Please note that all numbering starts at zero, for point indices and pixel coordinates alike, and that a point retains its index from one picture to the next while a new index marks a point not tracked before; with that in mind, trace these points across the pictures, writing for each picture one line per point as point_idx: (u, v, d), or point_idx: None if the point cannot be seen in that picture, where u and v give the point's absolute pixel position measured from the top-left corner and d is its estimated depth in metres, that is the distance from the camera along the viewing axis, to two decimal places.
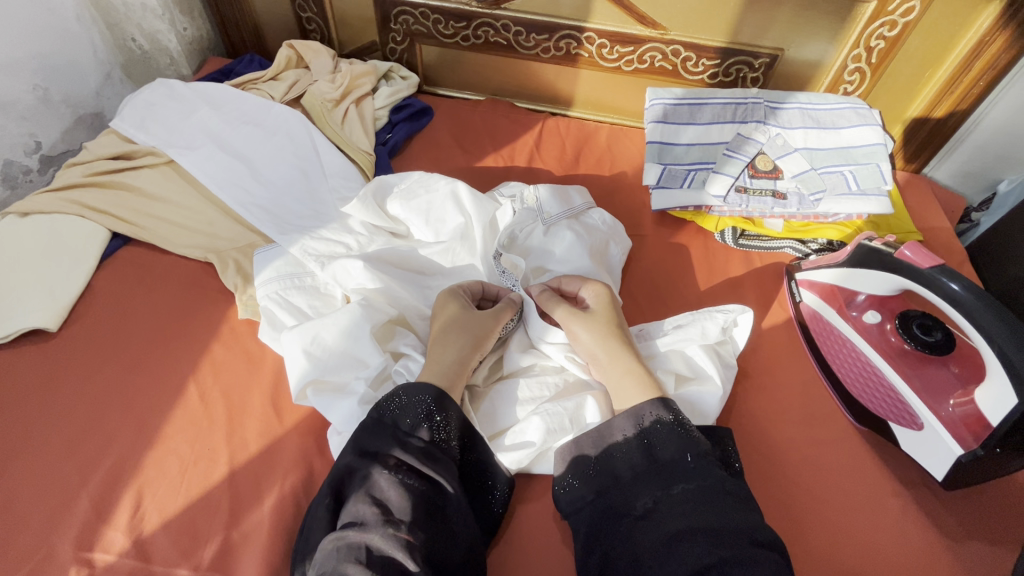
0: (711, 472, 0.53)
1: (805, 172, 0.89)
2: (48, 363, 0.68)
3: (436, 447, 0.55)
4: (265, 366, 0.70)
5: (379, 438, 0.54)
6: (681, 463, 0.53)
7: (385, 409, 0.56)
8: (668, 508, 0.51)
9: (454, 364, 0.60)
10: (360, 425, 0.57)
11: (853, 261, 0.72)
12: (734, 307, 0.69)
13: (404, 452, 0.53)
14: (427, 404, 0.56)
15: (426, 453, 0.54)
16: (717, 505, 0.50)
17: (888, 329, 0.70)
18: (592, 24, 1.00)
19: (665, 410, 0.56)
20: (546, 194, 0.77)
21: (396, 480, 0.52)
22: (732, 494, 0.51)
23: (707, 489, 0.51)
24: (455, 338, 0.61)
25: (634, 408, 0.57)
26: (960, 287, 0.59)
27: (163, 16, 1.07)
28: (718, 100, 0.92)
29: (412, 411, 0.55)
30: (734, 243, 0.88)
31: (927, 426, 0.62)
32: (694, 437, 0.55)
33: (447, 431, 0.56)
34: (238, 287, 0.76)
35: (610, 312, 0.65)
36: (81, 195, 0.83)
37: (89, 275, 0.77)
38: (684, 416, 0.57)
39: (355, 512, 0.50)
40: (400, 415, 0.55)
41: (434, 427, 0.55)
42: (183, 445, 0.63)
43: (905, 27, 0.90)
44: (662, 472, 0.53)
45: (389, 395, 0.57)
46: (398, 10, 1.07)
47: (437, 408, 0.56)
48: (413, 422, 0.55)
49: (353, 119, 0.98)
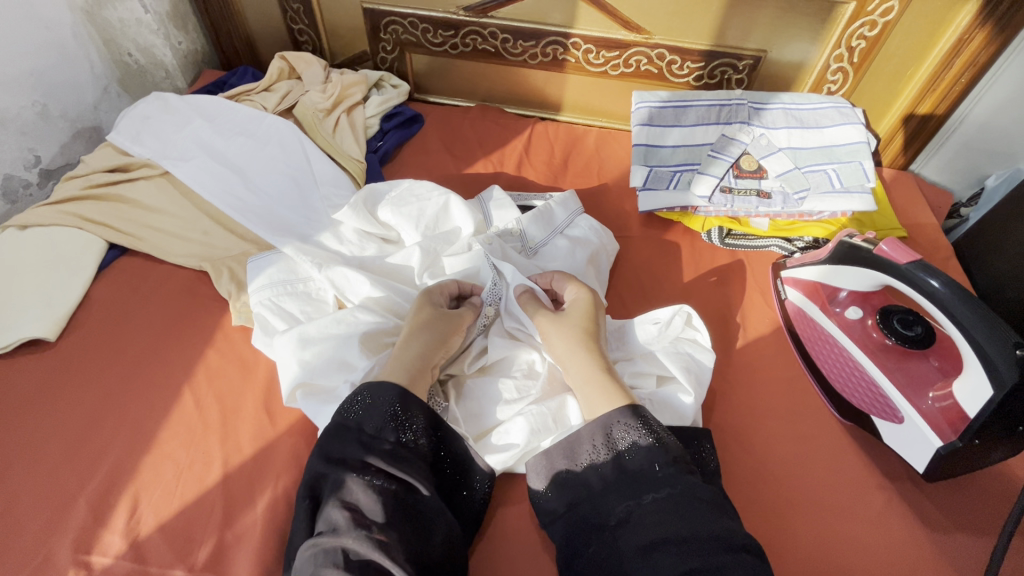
0: (681, 479, 0.53)
1: (789, 171, 0.90)
2: (48, 371, 0.70)
3: (403, 447, 0.55)
4: (258, 371, 0.72)
5: (344, 443, 0.55)
6: (649, 471, 0.54)
7: (347, 414, 0.56)
8: (640, 518, 0.51)
9: (418, 358, 0.61)
10: (324, 433, 0.57)
11: (834, 258, 0.72)
12: (666, 311, 0.69)
13: (371, 455, 0.54)
14: (390, 405, 0.56)
15: (393, 454, 0.54)
16: (691, 514, 0.50)
17: (870, 325, 0.71)
18: (577, 30, 1.01)
19: (634, 419, 0.56)
20: (531, 215, 0.80)
21: (365, 483, 0.52)
22: (704, 500, 0.51)
23: (682, 499, 0.51)
24: (421, 335, 0.63)
25: (600, 419, 0.57)
26: (940, 283, 0.59)
27: (158, 31, 1.12)
28: (703, 102, 0.94)
29: (376, 411, 0.56)
30: (721, 242, 0.89)
31: (908, 419, 0.63)
32: (669, 447, 0.55)
33: (414, 431, 0.56)
34: (232, 294, 0.77)
35: (584, 315, 0.66)
36: (79, 207, 0.85)
37: (87, 286, 0.79)
38: (654, 424, 0.56)
39: (328, 518, 0.51)
40: (364, 418, 0.56)
41: (401, 427, 0.56)
42: (178, 449, 0.64)
43: (885, 26, 0.91)
44: (635, 482, 0.54)
45: (354, 394, 0.58)
46: (388, 21, 1.09)
47: (402, 408, 0.56)
48: (377, 424, 0.56)
49: (344, 128, 0.99)
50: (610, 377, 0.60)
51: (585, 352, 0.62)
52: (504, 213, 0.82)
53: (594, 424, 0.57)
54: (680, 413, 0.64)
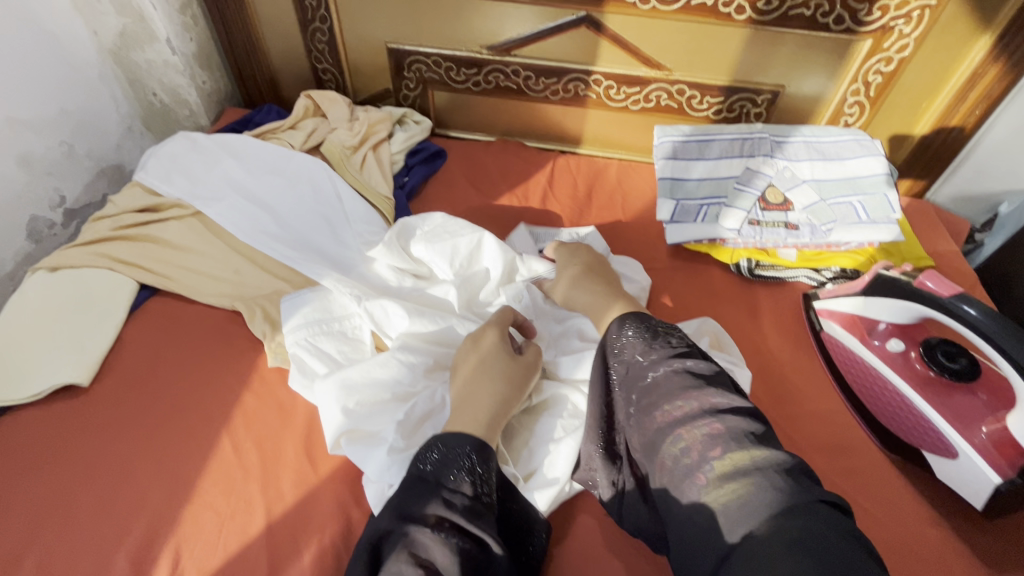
0: (658, 364, 0.53)
1: (816, 203, 0.91)
2: (82, 417, 0.69)
3: (479, 502, 0.53)
4: (297, 415, 0.70)
5: (418, 495, 0.52)
6: (635, 365, 0.55)
7: (425, 465, 0.54)
8: (637, 423, 0.52)
9: (492, 408, 0.59)
10: (399, 485, 0.54)
11: (869, 291, 0.73)
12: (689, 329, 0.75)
13: (449, 509, 0.51)
14: (470, 458, 0.55)
15: (471, 510, 0.52)
16: (669, 403, 0.50)
17: (913, 357, 0.70)
18: (599, 67, 1.04)
19: (616, 332, 0.59)
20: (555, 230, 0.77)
21: (442, 540, 0.49)
22: (682, 378, 0.51)
23: (686, 390, 0.50)
24: (486, 381, 0.61)
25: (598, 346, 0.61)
26: (976, 311, 0.60)
27: (184, 71, 1.10)
28: (725, 136, 0.96)
29: (456, 464, 0.54)
30: (751, 274, 0.89)
31: (963, 454, 0.62)
32: (648, 341, 0.56)
33: (489, 487, 0.55)
34: (266, 335, 0.76)
35: (580, 260, 0.75)
36: (110, 249, 0.84)
37: (119, 328, 0.78)
38: (635, 328, 0.58)
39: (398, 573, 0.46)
40: (441, 470, 0.53)
41: (478, 482, 0.54)
42: (218, 499, 0.63)
43: (901, 62, 0.94)
44: (630, 382, 0.55)
45: (428, 445, 0.56)
46: (411, 59, 1.11)
47: (479, 459, 0.55)
48: (454, 476, 0.53)
49: (371, 164, 1.01)
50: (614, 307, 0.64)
51: (607, 299, 0.67)
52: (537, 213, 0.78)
53: (597, 354, 0.60)
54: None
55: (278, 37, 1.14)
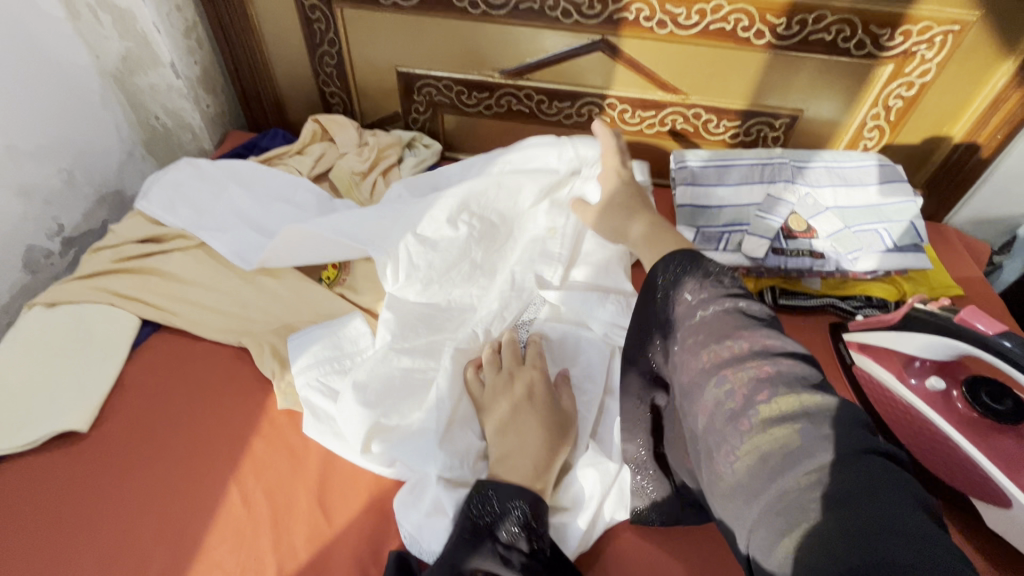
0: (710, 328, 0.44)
1: (840, 231, 0.87)
2: (81, 466, 0.65)
3: (535, 558, 0.52)
4: (309, 461, 0.67)
5: (472, 549, 0.51)
6: (680, 313, 0.47)
7: (479, 518, 0.53)
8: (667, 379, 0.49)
9: (541, 460, 0.58)
10: (452, 535, 0.53)
11: (903, 325, 0.71)
12: None
13: (506, 570, 0.50)
14: (524, 514, 0.53)
15: (527, 569, 0.51)
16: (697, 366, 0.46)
17: (955, 396, 0.67)
18: (614, 91, 1.02)
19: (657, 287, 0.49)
20: (557, 209, 0.79)
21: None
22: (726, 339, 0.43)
23: (731, 332, 0.43)
24: (531, 432, 0.60)
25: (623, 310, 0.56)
26: (1011, 342, 0.60)
27: (188, 96, 1.07)
28: (745, 162, 0.94)
29: (510, 519, 0.52)
30: (775, 304, 0.88)
31: (1016, 503, 0.60)
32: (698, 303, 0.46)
33: (546, 542, 0.53)
34: (276, 374, 0.72)
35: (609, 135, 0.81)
36: (111, 282, 0.81)
37: (120, 368, 0.74)
38: (679, 280, 0.48)
39: None
40: (494, 524, 0.52)
41: (533, 536, 0.52)
42: (227, 556, 0.59)
43: (922, 87, 0.92)
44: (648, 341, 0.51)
45: (476, 495, 0.54)
46: (422, 83, 1.08)
47: (533, 515, 0.53)
48: (511, 531, 0.52)
49: (382, 191, 0.98)
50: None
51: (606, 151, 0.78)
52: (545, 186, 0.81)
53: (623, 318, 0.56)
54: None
55: (285, 60, 1.11)
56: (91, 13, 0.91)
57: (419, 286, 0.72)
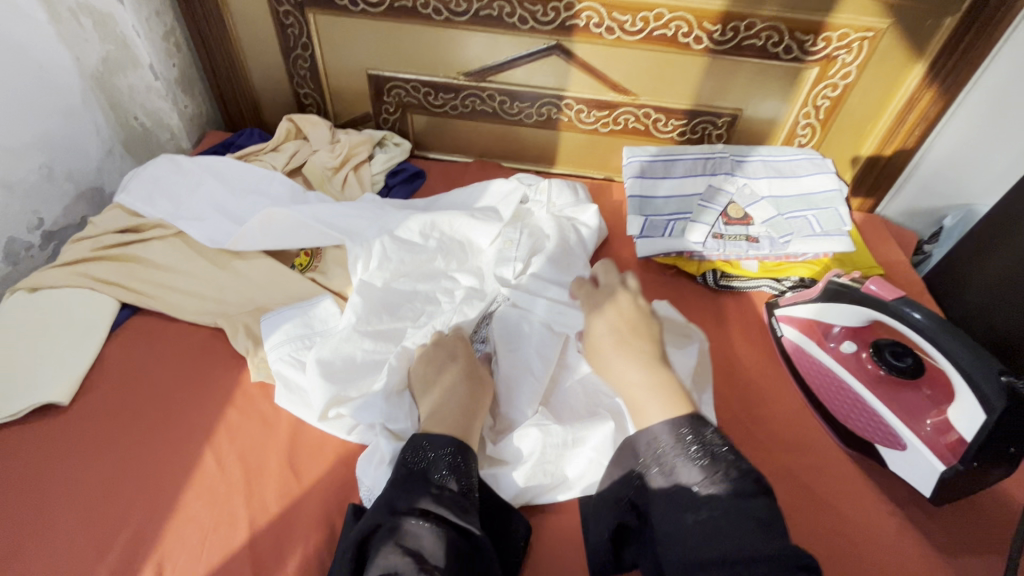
0: (730, 493, 0.51)
1: (773, 217, 0.97)
2: (61, 436, 0.69)
3: (463, 496, 0.56)
4: (281, 427, 0.72)
5: (409, 488, 0.55)
6: (692, 488, 0.52)
7: (413, 462, 0.57)
8: (685, 534, 0.50)
9: (459, 412, 0.63)
10: (389, 481, 0.57)
11: (826, 297, 0.78)
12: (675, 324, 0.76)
13: (437, 502, 0.54)
14: (452, 457, 0.58)
15: (456, 503, 0.55)
16: (737, 526, 0.48)
17: (865, 357, 0.76)
18: (570, 93, 1.10)
19: (678, 434, 0.55)
20: (512, 228, 0.88)
21: (429, 529, 0.52)
22: (751, 514, 0.49)
23: (731, 508, 0.50)
24: (458, 392, 0.65)
25: (645, 434, 0.57)
26: (921, 316, 0.65)
27: (166, 96, 1.16)
28: (689, 156, 1.02)
29: (441, 461, 0.58)
30: (716, 285, 0.95)
31: (910, 446, 0.67)
32: (719, 463, 0.53)
33: (471, 482, 0.58)
34: (249, 350, 0.77)
35: None
36: (92, 269, 0.85)
37: (99, 347, 0.78)
38: (704, 440, 0.55)
39: (386, 563, 0.49)
40: (427, 467, 0.57)
41: (461, 476, 0.57)
42: (201, 512, 0.63)
43: (845, 88, 1.02)
44: (677, 497, 0.53)
45: (411, 444, 0.59)
46: (391, 85, 1.15)
47: (461, 457, 0.58)
48: (441, 472, 0.57)
49: (353, 185, 1.04)
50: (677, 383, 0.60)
51: None
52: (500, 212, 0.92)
53: (637, 439, 0.57)
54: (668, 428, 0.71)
55: (261, 63, 1.18)
56: (73, 17, 0.96)
57: (389, 277, 0.81)
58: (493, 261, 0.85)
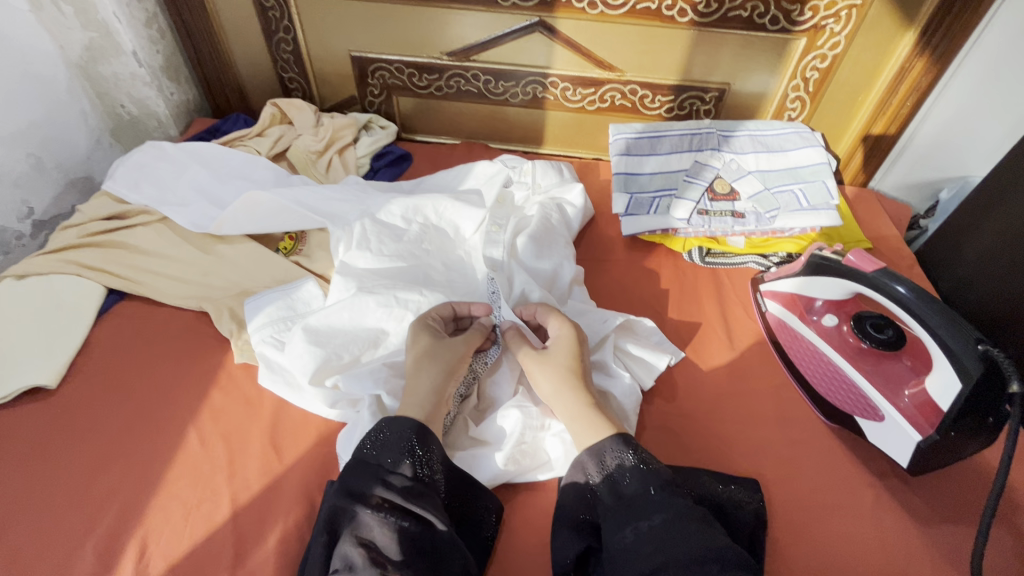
0: (673, 502, 0.54)
1: (760, 192, 0.96)
2: (50, 419, 0.70)
3: (419, 482, 0.56)
4: (264, 407, 0.73)
5: (362, 477, 0.56)
6: (647, 496, 0.55)
7: (367, 450, 0.58)
8: (637, 547, 0.52)
9: (430, 397, 0.62)
10: (344, 468, 0.58)
11: (808, 271, 0.77)
12: (647, 330, 0.79)
13: (386, 491, 0.54)
14: (410, 441, 0.58)
15: (409, 489, 0.55)
16: (683, 534, 0.51)
17: (846, 330, 0.75)
18: (555, 70, 1.08)
19: (625, 445, 0.58)
20: (496, 211, 0.87)
21: (382, 520, 0.53)
22: (694, 518, 0.52)
23: (682, 519, 0.52)
24: (426, 369, 0.64)
25: (591, 449, 0.59)
26: (905, 288, 0.63)
27: (151, 83, 1.12)
28: (675, 132, 1.00)
29: (394, 449, 0.57)
30: (701, 261, 0.94)
31: (888, 417, 0.67)
32: (658, 470, 0.57)
33: (430, 466, 0.58)
34: (233, 333, 0.78)
35: None
36: (78, 255, 0.86)
37: (86, 332, 0.80)
38: (643, 450, 0.59)
39: (343, 555, 0.52)
40: (382, 453, 0.57)
41: (417, 462, 0.57)
42: (185, 489, 0.65)
43: (834, 58, 1.00)
44: (631, 506, 0.55)
45: (371, 432, 0.59)
46: (375, 67, 1.14)
47: (419, 441, 0.58)
48: (394, 458, 0.57)
49: (338, 168, 1.04)
50: (599, 411, 0.62)
51: None
52: (483, 192, 0.91)
53: (586, 453, 0.59)
54: (623, 405, 0.70)
55: (246, 50, 1.18)
56: (54, 5, 0.96)
57: (370, 258, 0.79)
58: (481, 244, 0.82)
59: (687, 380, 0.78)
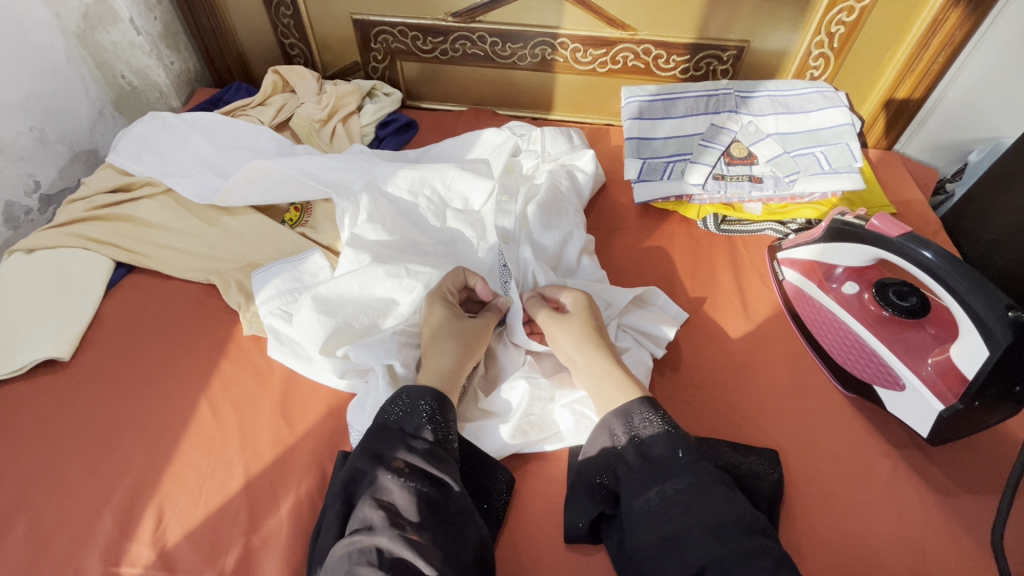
0: (701, 467, 0.54)
1: (779, 155, 0.92)
2: (65, 391, 0.71)
3: (439, 448, 0.56)
4: (274, 379, 0.73)
5: (384, 442, 0.56)
6: (672, 461, 0.55)
7: (388, 415, 0.58)
8: (663, 510, 0.52)
9: (451, 370, 0.61)
10: (366, 432, 0.58)
11: (829, 237, 0.74)
12: (656, 298, 0.77)
13: (409, 454, 0.54)
14: (429, 407, 0.57)
15: (431, 453, 0.55)
16: (709, 501, 0.52)
17: (867, 299, 0.73)
18: (564, 30, 1.03)
19: (653, 410, 0.58)
20: (505, 180, 0.85)
21: (401, 483, 0.53)
22: (719, 484, 0.53)
23: (708, 485, 0.53)
24: (445, 345, 0.63)
25: (619, 411, 0.58)
26: (932, 254, 0.60)
27: (150, 52, 1.13)
28: (691, 94, 0.95)
29: (416, 414, 0.57)
30: (717, 229, 0.92)
31: (909, 386, 0.65)
32: (685, 434, 0.56)
33: (449, 433, 0.58)
34: (241, 305, 0.78)
35: None
36: (84, 229, 0.86)
37: (97, 305, 0.80)
38: (670, 415, 0.58)
39: (363, 516, 0.51)
40: (404, 419, 0.57)
41: (438, 426, 0.57)
42: (199, 459, 0.65)
43: (862, 11, 0.94)
44: (658, 469, 0.55)
45: (392, 399, 0.59)
46: (378, 30, 1.10)
47: (438, 409, 0.58)
48: (416, 424, 0.56)
49: (342, 137, 1.02)
50: (626, 372, 0.62)
51: None
52: (490, 161, 0.88)
53: (614, 415, 0.59)
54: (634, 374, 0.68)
55: (244, 13, 1.14)
56: None
57: (378, 228, 0.76)
58: (492, 213, 0.81)
59: (700, 350, 0.76)
